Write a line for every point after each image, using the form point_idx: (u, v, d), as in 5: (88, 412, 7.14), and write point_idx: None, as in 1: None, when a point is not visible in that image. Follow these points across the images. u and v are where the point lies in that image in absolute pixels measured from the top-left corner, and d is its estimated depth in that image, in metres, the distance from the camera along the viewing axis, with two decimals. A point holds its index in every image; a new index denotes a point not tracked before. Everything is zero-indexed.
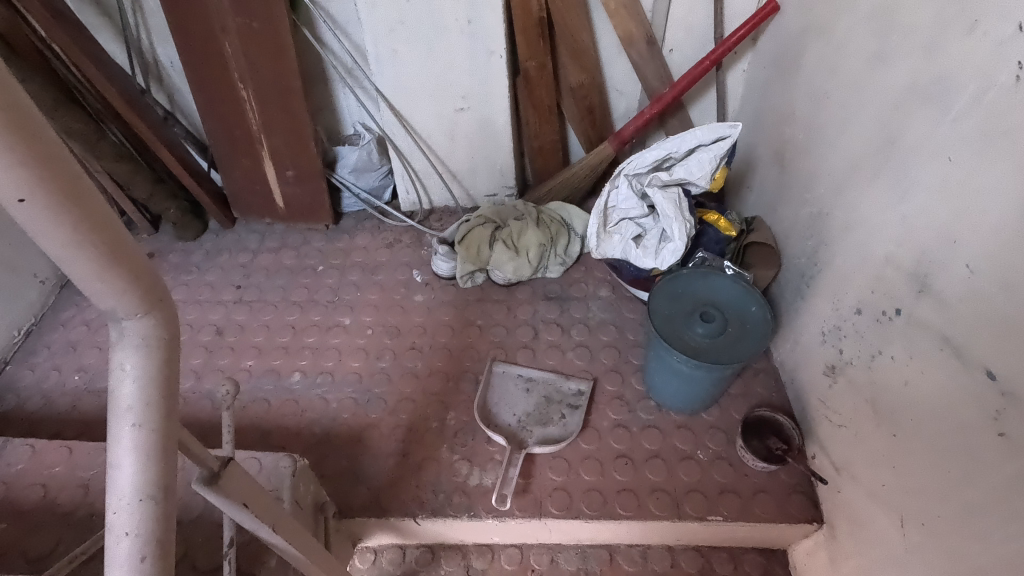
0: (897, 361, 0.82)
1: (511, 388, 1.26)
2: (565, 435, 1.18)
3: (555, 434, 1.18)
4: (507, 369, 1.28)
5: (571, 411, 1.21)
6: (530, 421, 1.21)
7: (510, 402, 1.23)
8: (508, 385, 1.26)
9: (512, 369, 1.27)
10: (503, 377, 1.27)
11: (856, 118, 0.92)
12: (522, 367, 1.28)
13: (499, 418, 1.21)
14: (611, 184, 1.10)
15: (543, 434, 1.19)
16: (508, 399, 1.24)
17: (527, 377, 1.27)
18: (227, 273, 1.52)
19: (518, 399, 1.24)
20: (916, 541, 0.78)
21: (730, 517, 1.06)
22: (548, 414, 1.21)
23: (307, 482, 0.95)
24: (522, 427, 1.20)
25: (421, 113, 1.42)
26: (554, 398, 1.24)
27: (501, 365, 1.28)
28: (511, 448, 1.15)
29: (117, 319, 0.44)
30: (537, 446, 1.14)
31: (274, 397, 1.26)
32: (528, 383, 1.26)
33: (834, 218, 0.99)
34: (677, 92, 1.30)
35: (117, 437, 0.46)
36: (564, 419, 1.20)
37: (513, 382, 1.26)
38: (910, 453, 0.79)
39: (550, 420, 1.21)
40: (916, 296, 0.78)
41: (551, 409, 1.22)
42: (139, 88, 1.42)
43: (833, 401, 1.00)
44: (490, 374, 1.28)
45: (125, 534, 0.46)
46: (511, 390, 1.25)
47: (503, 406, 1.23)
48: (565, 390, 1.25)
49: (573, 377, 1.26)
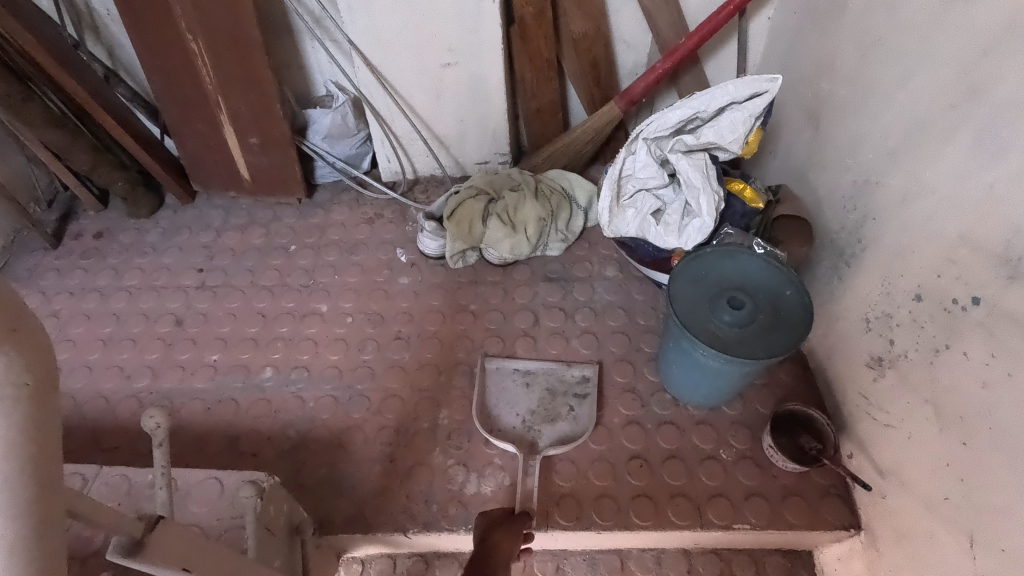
0: (972, 360, 0.70)
1: (509, 385, 1.12)
2: (578, 431, 1.06)
3: (566, 431, 1.06)
4: (499, 365, 1.14)
5: (579, 403, 1.09)
6: (536, 420, 1.08)
7: (509, 401, 1.10)
8: (503, 383, 1.12)
9: (505, 366, 1.14)
10: (497, 375, 1.13)
11: (923, 68, 0.77)
12: (515, 361, 1.14)
13: (501, 420, 1.08)
14: (627, 149, 0.95)
15: (553, 433, 1.06)
16: (506, 398, 1.11)
17: (523, 371, 1.14)
18: (186, 255, 1.35)
19: (517, 397, 1.10)
20: (989, 566, 0.67)
21: (758, 524, 0.95)
22: (555, 409, 1.09)
23: (278, 502, 0.82)
24: (529, 428, 1.07)
25: (401, 70, 1.24)
26: (558, 390, 1.11)
27: (493, 362, 1.14)
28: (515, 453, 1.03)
29: None
30: (551, 448, 1.02)
31: (242, 396, 1.12)
32: (526, 377, 1.13)
33: (887, 187, 0.85)
34: (696, 43, 1.14)
35: None
36: (573, 412, 1.08)
37: (509, 380, 1.13)
38: (987, 466, 0.68)
39: (558, 415, 1.08)
40: (1003, 284, 0.65)
41: (557, 403, 1.09)
42: (70, 42, 1.22)
43: (878, 397, 0.88)
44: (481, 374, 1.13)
45: None
46: (509, 389, 1.11)
47: (503, 406, 1.09)
48: (570, 379, 1.12)
49: (575, 363, 1.13)
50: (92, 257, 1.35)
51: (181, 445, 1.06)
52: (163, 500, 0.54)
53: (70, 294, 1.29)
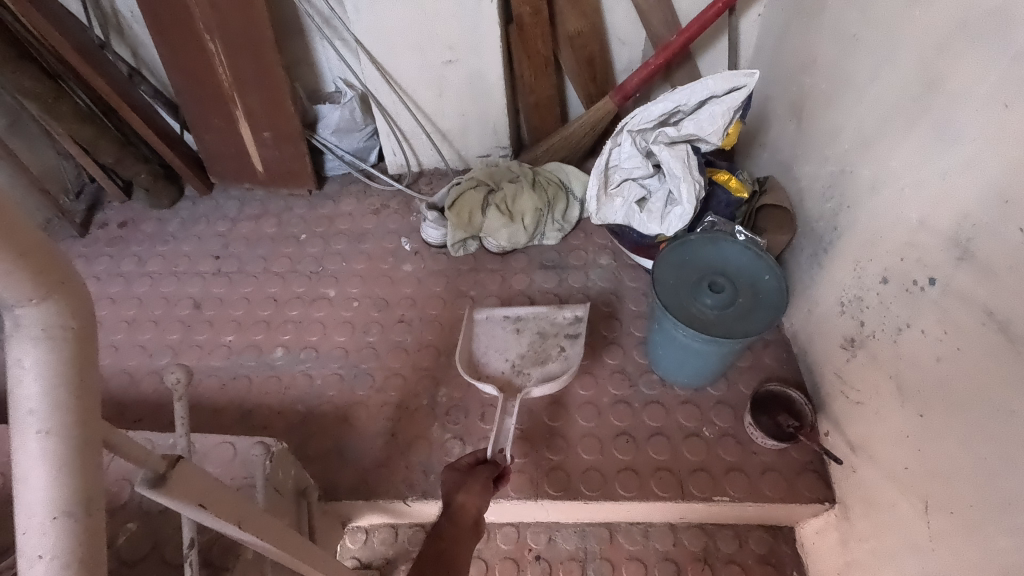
0: (928, 336, 0.74)
1: (502, 330, 1.17)
2: (565, 369, 1.11)
3: (556, 370, 1.11)
4: (488, 314, 1.19)
5: (569, 342, 1.14)
6: (528, 360, 1.13)
7: (503, 344, 1.15)
8: (493, 331, 1.17)
9: (494, 313, 1.18)
10: (486, 324, 1.18)
11: (891, 62, 0.81)
12: (504, 309, 1.19)
13: (494, 363, 1.13)
14: (613, 141, 1.01)
15: (543, 372, 1.11)
16: (499, 343, 1.16)
17: (513, 317, 1.19)
18: (204, 243, 1.43)
19: (510, 341, 1.16)
20: (941, 529, 0.72)
21: (737, 497, 1.01)
22: (546, 350, 1.14)
23: (286, 467, 0.89)
24: (521, 369, 1.12)
25: (406, 67, 1.30)
26: (549, 332, 1.16)
27: (483, 312, 1.19)
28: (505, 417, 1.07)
29: (9, 306, 0.36)
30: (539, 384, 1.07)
31: (255, 374, 1.20)
32: (516, 323, 1.18)
33: (859, 176, 0.89)
34: (686, 40, 1.19)
35: (21, 444, 0.38)
36: (563, 351, 1.13)
37: (499, 327, 1.18)
38: (940, 435, 0.72)
39: (549, 356, 1.13)
40: (954, 265, 0.69)
41: (548, 344, 1.15)
42: (98, 42, 1.30)
43: (851, 375, 0.93)
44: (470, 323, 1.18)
45: (38, 557, 0.39)
46: (499, 336, 1.16)
47: (497, 349, 1.15)
48: (560, 320, 1.18)
49: (567, 306, 1.18)
50: (117, 245, 1.44)
51: (199, 418, 1.14)
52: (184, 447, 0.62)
53: (97, 279, 1.38)
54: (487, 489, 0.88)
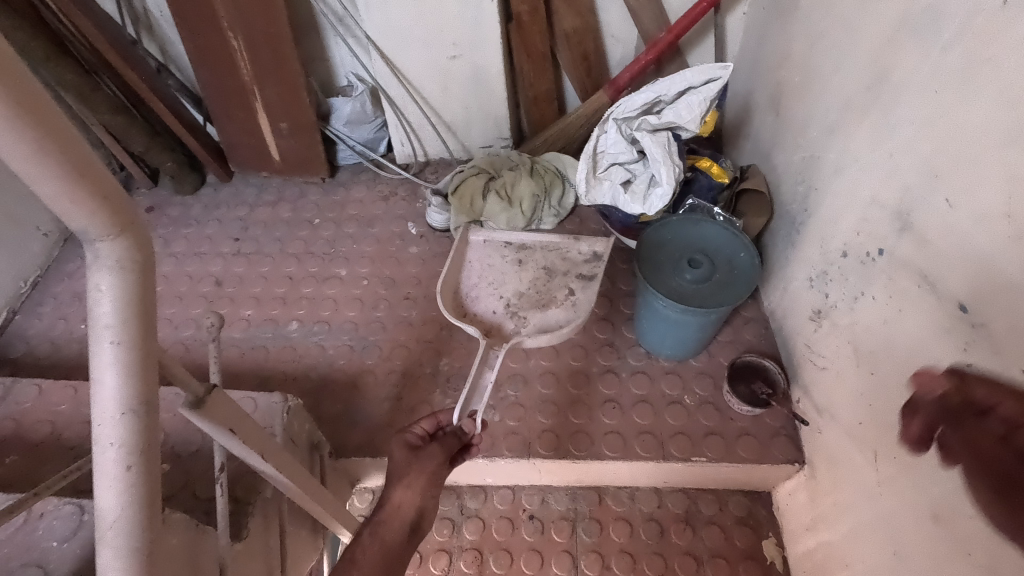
0: (878, 301, 0.82)
1: (511, 260, 1.27)
2: (569, 309, 1.20)
3: (559, 308, 1.20)
4: (489, 237, 1.31)
5: (575, 281, 1.24)
6: (532, 293, 1.22)
7: (509, 274, 1.25)
8: (495, 254, 1.29)
9: (495, 237, 1.30)
10: (487, 247, 1.30)
11: (851, 55, 0.89)
12: (508, 235, 1.31)
13: (495, 294, 1.22)
14: (600, 129, 1.10)
15: (547, 309, 1.20)
16: (505, 272, 1.26)
17: (517, 244, 1.30)
18: (225, 226, 1.54)
19: (516, 273, 1.25)
20: (887, 473, 0.80)
21: (714, 457, 1.09)
22: (552, 284, 1.23)
23: (301, 420, 0.98)
24: (523, 300, 1.22)
25: (413, 62, 1.40)
26: (558, 268, 1.26)
27: (483, 234, 1.31)
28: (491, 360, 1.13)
29: (90, 240, 0.45)
30: (536, 336, 1.13)
31: (271, 344, 1.30)
32: (520, 250, 1.29)
33: (825, 160, 0.97)
34: (674, 37, 1.27)
35: (98, 354, 0.48)
36: (569, 288, 1.23)
37: (500, 251, 1.29)
38: (886, 390, 0.80)
39: (555, 291, 1.22)
40: (897, 236, 0.78)
41: (556, 279, 1.24)
42: (130, 39, 1.41)
43: (818, 344, 1.01)
44: (469, 244, 1.30)
45: (111, 444, 0.49)
46: (500, 260, 1.28)
47: (501, 279, 1.25)
48: (571, 253, 1.28)
49: (581, 244, 1.28)
50: None
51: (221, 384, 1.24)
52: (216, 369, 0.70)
53: None
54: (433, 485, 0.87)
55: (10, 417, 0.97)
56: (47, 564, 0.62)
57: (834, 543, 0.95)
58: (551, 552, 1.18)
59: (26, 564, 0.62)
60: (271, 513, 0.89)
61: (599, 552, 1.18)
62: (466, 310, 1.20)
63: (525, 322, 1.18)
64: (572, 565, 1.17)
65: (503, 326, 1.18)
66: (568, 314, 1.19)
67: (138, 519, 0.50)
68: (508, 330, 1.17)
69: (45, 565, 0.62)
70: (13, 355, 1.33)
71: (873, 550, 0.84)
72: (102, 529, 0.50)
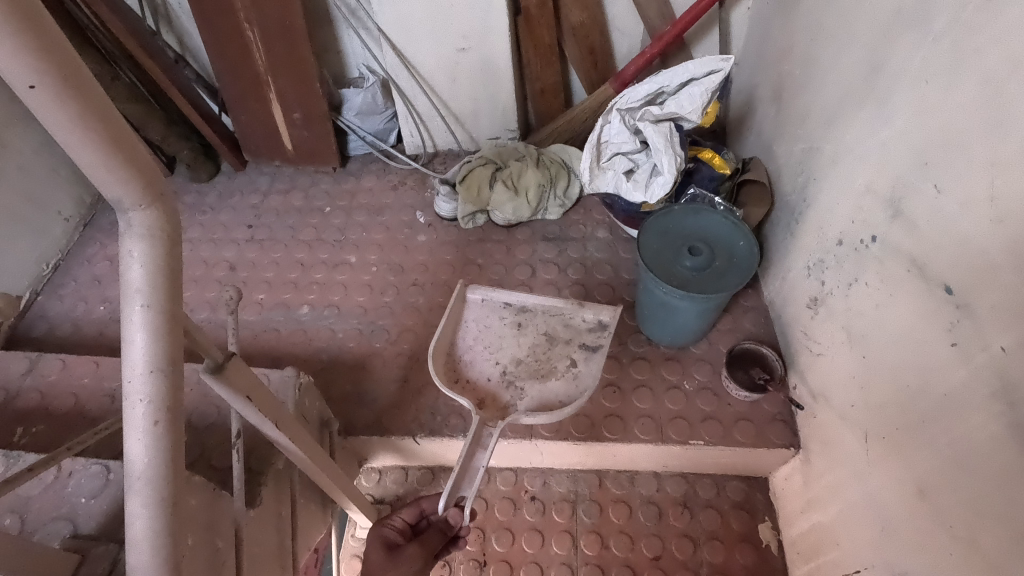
0: (871, 287, 0.85)
1: (508, 323, 1.14)
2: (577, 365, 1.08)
3: (561, 383, 1.07)
4: (487, 296, 1.16)
5: (578, 351, 1.10)
6: (530, 364, 1.09)
7: (505, 341, 1.12)
8: (492, 315, 1.14)
9: (493, 297, 1.16)
10: (483, 307, 1.15)
11: (848, 48, 0.92)
12: (507, 295, 1.16)
13: (488, 363, 1.09)
14: (604, 118, 1.13)
15: (548, 386, 1.07)
16: (501, 338, 1.12)
17: (517, 305, 1.16)
18: (239, 213, 1.58)
19: (514, 338, 1.12)
20: (876, 453, 0.83)
21: (711, 441, 1.12)
22: (552, 355, 1.10)
23: (312, 398, 1.02)
24: (519, 372, 1.08)
25: (424, 55, 1.43)
26: (560, 335, 1.12)
27: (481, 292, 1.16)
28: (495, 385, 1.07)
29: (123, 210, 0.49)
30: (533, 416, 0.99)
31: (283, 327, 1.34)
32: (519, 312, 1.15)
33: (823, 151, 0.99)
34: (679, 31, 1.30)
35: (129, 315, 0.52)
36: (572, 358, 1.09)
37: (498, 312, 1.15)
38: (876, 373, 0.83)
39: (556, 362, 1.09)
40: (889, 222, 0.80)
41: (557, 348, 1.11)
42: (150, 30, 1.45)
43: (814, 331, 1.03)
44: (465, 302, 1.15)
45: (140, 400, 0.53)
46: (496, 322, 1.14)
47: (496, 347, 1.11)
48: (575, 319, 1.14)
49: (588, 306, 1.13)
50: None
51: None
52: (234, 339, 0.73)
53: None
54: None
55: (35, 390, 1.02)
56: (76, 518, 0.66)
57: (826, 524, 0.97)
58: (552, 532, 1.22)
59: (55, 519, 0.66)
60: (283, 484, 0.93)
61: (598, 532, 1.21)
62: (460, 375, 1.08)
63: (522, 395, 1.06)
64: (572, 545, 1.20)
65: (499, 395, 1.06)
66: (569, 388, 1.06)
67: (164, 472, 0.54)
68: (504, 401, 1.05)
69: (75, 519, 0.66)
70: (36, 334, 1.38)
71: (862, 528, 0.86)
72: (130, 480, 0.53)
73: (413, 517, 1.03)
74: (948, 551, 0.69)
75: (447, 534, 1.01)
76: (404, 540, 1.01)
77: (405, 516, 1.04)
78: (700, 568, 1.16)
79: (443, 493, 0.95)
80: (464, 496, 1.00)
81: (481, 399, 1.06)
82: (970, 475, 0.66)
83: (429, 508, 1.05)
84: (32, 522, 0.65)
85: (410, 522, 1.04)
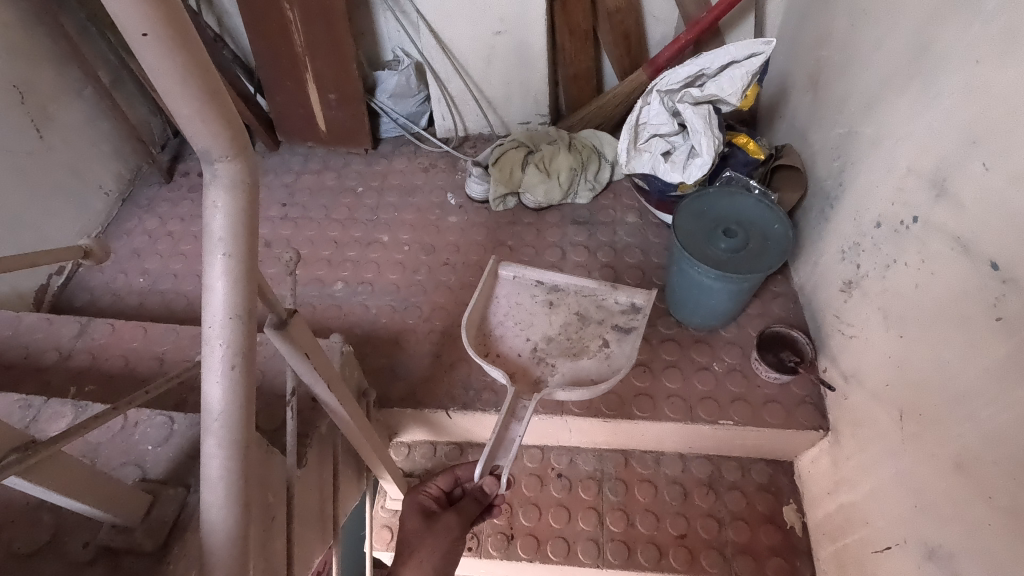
0: (910, 267, 0.86)
1: (538, 301, 1.16)
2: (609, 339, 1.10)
3: (595, 361, 1.08)
4: (519, 273, 1.18)
5: (611, 332, 1.12)
6: (562, 340, 1.11)
7: (536, 319, 1.14)
8: (524, 293, 1.17)
9: (526, 275, 1.18)
10: (515, 284, 1.18)
11: (892, 32, 0.92)
12: (539, 273, 1.18)
13: (514, 339, 1.11)
14: (644, 100, 1.17)
15: (581, 364, 1.08)
16: (533, 315, 1.14)
17: (550, 285, 1.18)
18: (273, 192, 1.61)
19: (546, 317, 1.14)
20: (912, 431, 0.84)
21: (740, 421, 1.14)
22: (585, 335, 1.12)
23: (353, 366, 1.04)
24: (551, 348, 1.10)
25: (460, 38, 1.46)
26: (593, 316, 1.14)
27: (514, 269, 1.19)
28: (528, 358, 1.09)
29: (210, 160, 0.51)
30: (563, 391, 0.99)
31: (318, 302, 1.37)
32: (551, 292, 1.18)
33: (861, 135, 1.00)
34: (715, 17, 1.31)
35: (211, 263, 0.54)
36: (605, 338, 1.11)
37: (530, 290, 1.18)
38: (914, 351, 0.84)
39: (589, 342, 1.11)
40: (932, 202, 0.82)
41: (590, 328, 1.12)
42: (193, 10, 1.48)
43: (847, 314, 1.04)
44: (498, 279, 1.18)
45: (219, 344, 0.55)
46: (528, 299, 1.16)
47: (523, 325, 1.13)
48: (608, 301, 1.16)
49: (622, 289, 1.15)
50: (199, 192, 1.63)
51: None
52: (292, 300, 0.76)
53: (182, 219, 1.57)
54: (440, 542, 0.97)
55: (87, 352, 1.05)
56: (144, 463, 0.69)
57: (855, 503, 0.99)
58: (578, 508, 1.24)
59: (125, 463, 0.70)
60: (326, 448, 0.96)
61: (623, 510, 1.23)
62: (491, 348, 1.10)
63: (553, 371, 1.07)
64: (598, 521, 1.22)
65: (529, 370, 1.08)
66: (601, 367, 1.08)
67: (238, 416, 0.57)
68: (535, 375, 1.07)
69: (143, 464, 0.69)
70: (77, 304, 1.42)
71: (894, 506, 0.88)
72: (207, 421, 0.56)
73: (448, 485, 1.06)
74: (986, 521, 0.70)
75: (482, 503, 1.01)
76: (440, 507, 1.03)
77: (440, 484, 1.06)
78: (725, 547, 1.18)
79: (479, 461, 0.97)
80: (500, 466, 1.02)
81: (511, 372, 1.08)
82: (1009, 446, 0.68)
83: (464, 477, 1.08)
84: (103, 464, 0.69)
85: (444, 490, 1.06)
